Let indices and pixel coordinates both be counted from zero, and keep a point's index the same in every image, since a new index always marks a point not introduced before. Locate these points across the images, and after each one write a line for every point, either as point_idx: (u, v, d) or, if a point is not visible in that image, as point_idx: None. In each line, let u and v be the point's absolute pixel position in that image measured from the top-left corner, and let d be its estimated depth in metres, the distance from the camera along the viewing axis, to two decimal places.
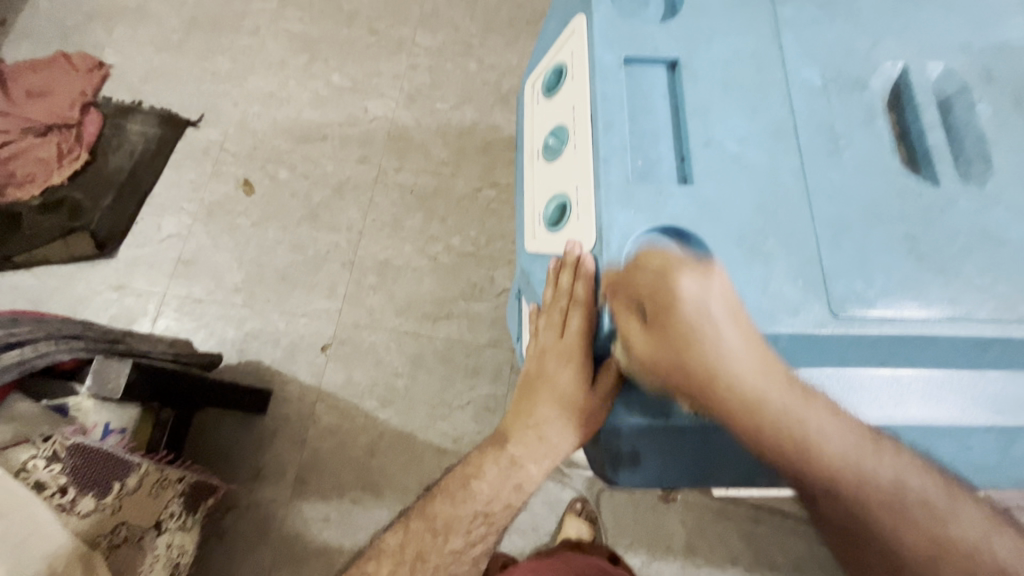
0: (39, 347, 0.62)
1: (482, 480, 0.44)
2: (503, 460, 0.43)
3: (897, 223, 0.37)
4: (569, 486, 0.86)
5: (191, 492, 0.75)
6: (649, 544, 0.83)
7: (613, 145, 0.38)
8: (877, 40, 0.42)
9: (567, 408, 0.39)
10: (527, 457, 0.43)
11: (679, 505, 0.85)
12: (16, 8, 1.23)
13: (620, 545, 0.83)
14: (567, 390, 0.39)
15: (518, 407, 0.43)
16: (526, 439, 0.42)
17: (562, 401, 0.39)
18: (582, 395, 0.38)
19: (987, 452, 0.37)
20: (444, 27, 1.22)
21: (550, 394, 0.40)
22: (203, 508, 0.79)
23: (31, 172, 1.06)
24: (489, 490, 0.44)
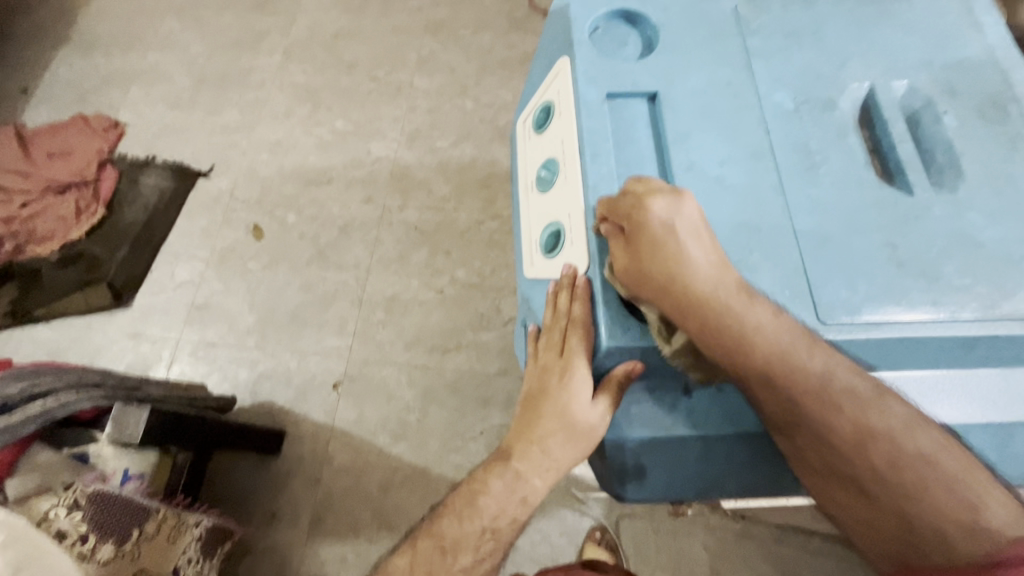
0: (61, 398, 0.64)
1: (489, 495, 0.45)
2: (508, 474, 0.44)
3: (874, 232, 0.39)
4: (586, 513, 0.85)
5: (209, 537, 0.74)
6: (671, 570, 0.82)
7: (601, 173, 0.41)
8: (844, 64, 0.45)
9: (571, 425, 0.40)
10: (531, 471, 0.43)
11: (700, 528, 0.84)
12: (37, 76, 1.31)
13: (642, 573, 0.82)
14: (568, 407, 0.40)
15: (521, 425, 0.44)
16: (529, 454, 0.43)
17: (565, 418, 0.40)
18: (583, 411, 0.40)
19: (986, 448, 0.38)
20: (440, 70, 1.28)
21: (552, 411, 0.41)
22: (220, 555, 0.78)
23: (51, 229, 1.11)
24: (496, 505, 0.44)
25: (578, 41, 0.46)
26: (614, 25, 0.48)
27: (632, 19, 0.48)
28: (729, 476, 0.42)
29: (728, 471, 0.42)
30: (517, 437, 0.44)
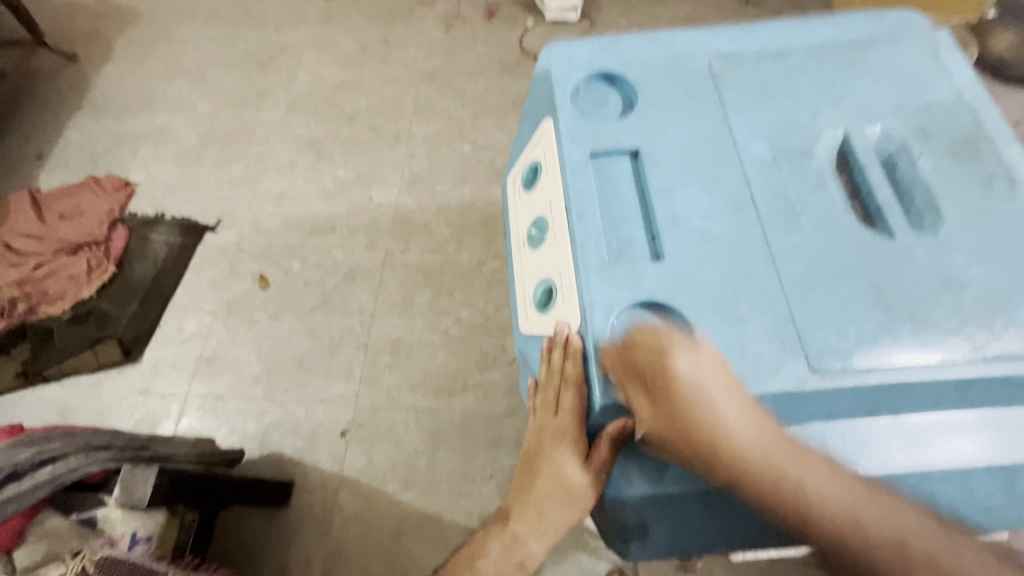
0: (71, 462, 0.65)
1: (487, 560, 0.46)
2: (505, 538, 0.45)
3: (860, 277, 0.40)
4: (602, 555, 0.83)
5: None
6: None
7: (588, 231, 0.42)
8: (818, 113, 0.46)
9: (567, 485, 0.41)
10: (529, 533, 0.44)
11: (722, 566, 0.81)
12: (52, 142, 1.36)
13: None
14: (564, 467, 0.41)
15: (520, 484, 0.44)
16: (525, 515, 0.44)
17: (561, 478, 0.41)
18: (578, 472, 0.40)
19: (992, 491, 0.38)
20: (438, 116, 1.33)
21: (549, 471, 0.42)
22: None
23: (63, 289, 1.14)
24: (495, 571, 0.46)
25: (560, 105, 0.48)
26: (595, 86, 0.50)
27: (612, 80, 0.50)
28: (731, 524, 0.42)
29: (728, 522, 0.42)
30: (516, 495, 0.44)
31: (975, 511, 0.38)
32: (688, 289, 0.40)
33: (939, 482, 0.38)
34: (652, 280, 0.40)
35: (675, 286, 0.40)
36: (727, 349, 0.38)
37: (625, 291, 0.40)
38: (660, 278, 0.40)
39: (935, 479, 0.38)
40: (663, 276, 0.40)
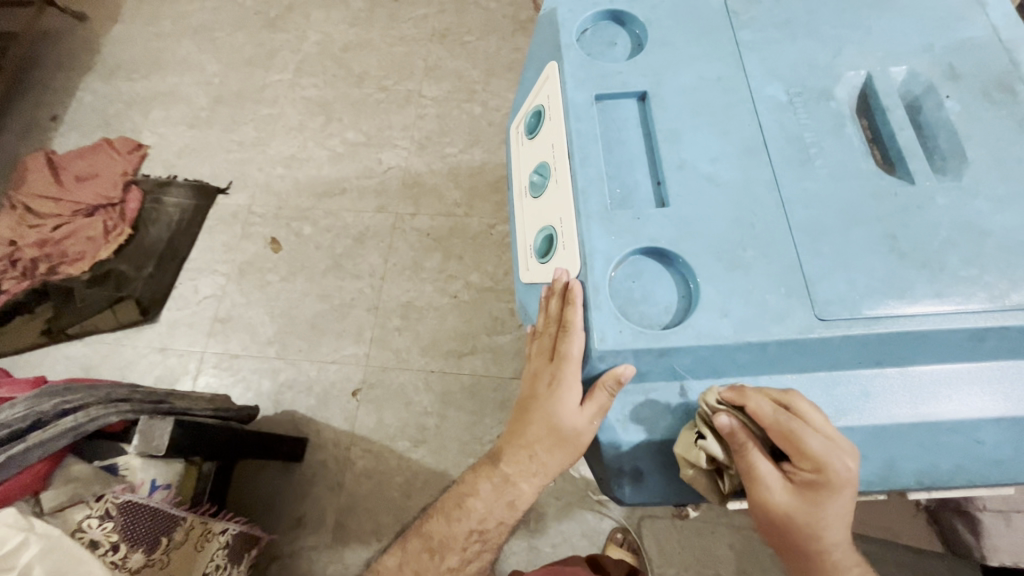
0: (91, 412, 0.64)
1: (477, 498, 0.48)
2: (496, 477, 0.46)
3: (874, 223, 0.38)
4: (607, 516, 0.89)
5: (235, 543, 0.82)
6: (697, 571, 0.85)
7: (591, 176, 0.40)
8: (839, 52, 0.44)
9: (559, 431, 0.41)
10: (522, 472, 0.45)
11: (727, 529, 0.87)
12: (64, 103, 1.36)
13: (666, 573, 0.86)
14: (556, 413, 0.40)
15: (513, 426, 0.45)
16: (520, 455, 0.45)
17: (552, 422, 0.41)
18: (569, 418, 0.40)
19: (1002, 445, 0.36)
20: (448, 77, 1.30)
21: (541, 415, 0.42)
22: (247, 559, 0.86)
23: (82, 250, 1.16)
24: (484, 508, 0.47)
25: (565, 45, 0.46)
26: (602, 27, 0.48)
27: (620, 19, 0.48)
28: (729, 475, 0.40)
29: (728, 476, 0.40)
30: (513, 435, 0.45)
31: (996, 467, 0.36)
32: (692, 235, 0.38)
33: (945, 435, 0.36)
34: (656, 226, 0.39)
35: (679, 232, 0.38)
36: (731, 296, 0.37)
37: (628, 237, 0.39)
38: (664, 224, 0.39)
39: (940, 431, 0.36)
40: (668, 222, 0.39)
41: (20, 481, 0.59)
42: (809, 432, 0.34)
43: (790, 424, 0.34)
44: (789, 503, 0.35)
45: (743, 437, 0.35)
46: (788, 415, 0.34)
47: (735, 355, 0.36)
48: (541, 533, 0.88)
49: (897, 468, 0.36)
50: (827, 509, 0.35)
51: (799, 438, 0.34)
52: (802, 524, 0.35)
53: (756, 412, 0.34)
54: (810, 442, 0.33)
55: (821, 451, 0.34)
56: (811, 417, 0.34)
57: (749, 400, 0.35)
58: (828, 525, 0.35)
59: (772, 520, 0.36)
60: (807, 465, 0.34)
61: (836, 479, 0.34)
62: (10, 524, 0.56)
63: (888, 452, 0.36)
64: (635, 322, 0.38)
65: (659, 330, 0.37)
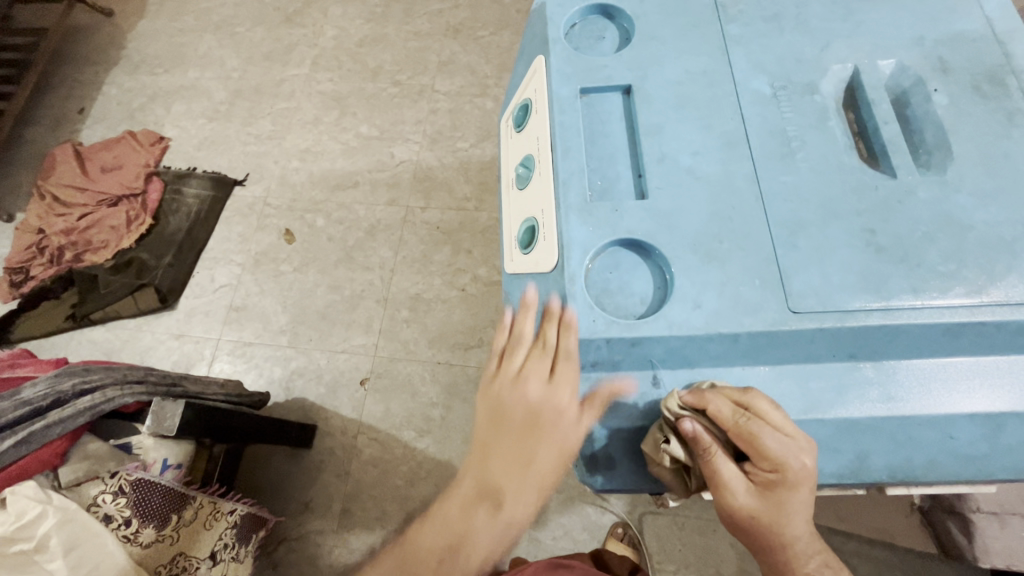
0: (108, 393, 0.67)
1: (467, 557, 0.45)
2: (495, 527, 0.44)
3: (853, 217, 0.38)
4: (608, 511, 0.90)
5: (244, 523, 0.82)
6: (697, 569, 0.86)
7: (572, 168, 0.41)
8: (827, 45, 0.43)
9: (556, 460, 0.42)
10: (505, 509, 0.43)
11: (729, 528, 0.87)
12: (91, 97, 1.41)
13: (666, 569, 0.86)
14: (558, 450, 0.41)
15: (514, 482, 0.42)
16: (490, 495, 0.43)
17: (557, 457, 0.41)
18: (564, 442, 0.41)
19: (974, 441, 0.36)
20: (461, 71, 1.31)
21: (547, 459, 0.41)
22: (254, 541, 0.85)
23: (106, 239, 1.21)
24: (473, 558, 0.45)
25: (553, 40, 0.46)
26: (591, 21, 0.48)
27: (609, 14, 0.48)
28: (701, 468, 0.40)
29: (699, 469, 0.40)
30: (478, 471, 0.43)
31: (969, 464, 0.36)
32: (669, 228, 0.39)
33: (918, 429, 0.36)
34: (634, 218, 0.39)
35: (657, 225, 0.39)
36: (705, 288, 0.37)
37: (605, 228, 0.39)
38: (642, 216, 0.39)
39: (913, 425, 0.36)
40: (646, 214, 0.39)
41: (37, 456, 0.62)
42: (767, 435, 0.34)
43: (749, 427, 0.34)
44: (752, 503, 0.36)
45: (705, 442, 0.36)
46: (747, 417, 0.35)
47: (707, 345, 0.37)
48: (542, 525, 0.89)
49: (868, 461, 0.36)
50: (787, 507, 0.36)
51: (757, 440, 0.34)
52: (766, 523, 0.36)
53: (717, 417, 0.35)
54: (769, 444, 0.34)
55: (779, 450, 0.34)
56: (770, 418, 0.35)
57: (709, 403, 0.35)
58: (788, 523, 0.36)
59: (737, 520, 0.37)
60: (766, 464, 0.35)
61: (793, 477, 0.34)
62: (30, 496, 0.58)
63: (860, 444, 0.36)
64: (610, 313, 0.39)
65: (633, 320, 0.37)
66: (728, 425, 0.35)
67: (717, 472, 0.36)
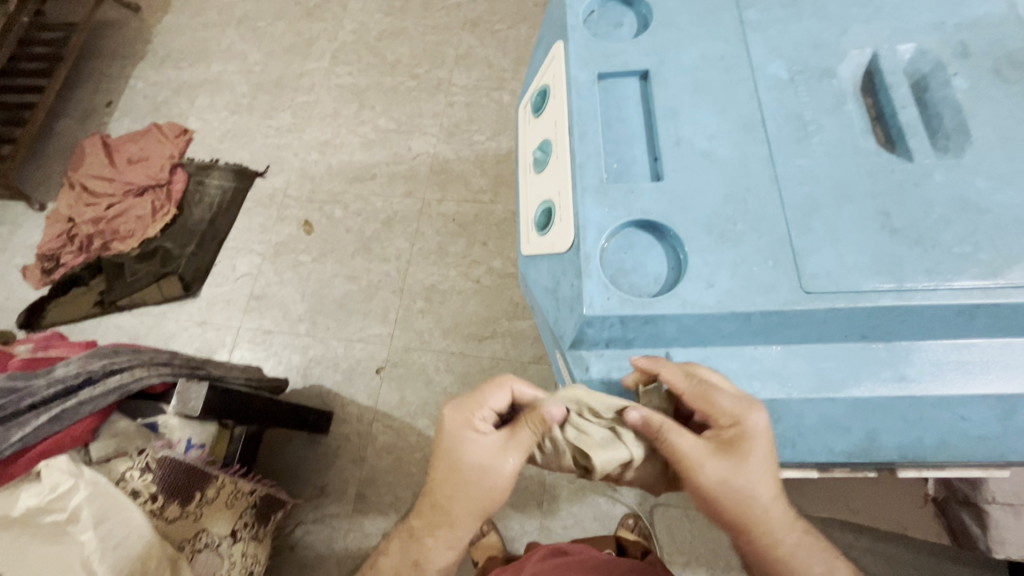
0: (136, 373, 0.69)
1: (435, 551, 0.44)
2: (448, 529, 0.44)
3: (868, 199, 0.38)
4: (619, 501, 0.90)
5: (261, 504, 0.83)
6: (708, 562, 0.86)
7: (589, 151, 0.42)
8: (845, 30, 0.43)
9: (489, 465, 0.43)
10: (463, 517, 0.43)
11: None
12: (119, 90, 1.45)
13: (676, 560, 0.87)
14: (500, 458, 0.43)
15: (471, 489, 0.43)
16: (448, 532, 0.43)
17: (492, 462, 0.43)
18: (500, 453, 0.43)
19: (986, 422, 0.36)
20: (478, 65, 1.32)
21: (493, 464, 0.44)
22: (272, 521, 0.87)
23: (133, 229, 1.24)
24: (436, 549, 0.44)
25: (571, 26, 0.47)
26: (609, 7, 0.49)
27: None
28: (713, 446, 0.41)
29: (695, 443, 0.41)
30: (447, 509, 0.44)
31: (980, 445, 0.36)
32: (684, 209, 0.39)
33: (930, 410, 0.36)
34: (649, 200, 0.40)
35: (672, 206, 0.40)
36: (718, 268, 0.38)
37: (621, 209, 0.40)
38: (657, 198, 0.40)
39: (925, 406, 0.36)
40: (661, 196, 0.40)
41: (70, 432, 0.65)
42: (719, 391, 0.36)
43: (702, 387, 0.36)
44: (718, 470, 0.37)
45: (658, 423, 0.37)
46: (697, 380, 0.37)
47: (719, 324, 0.37)
48: (554, 514, 0.90)
49: (879, 440, 0.37)
50: (750, 467, 0.37)
51: (711, 398, 0.36)
52: (736, 487, 0.37)
53: (671, 385, 0.36)
54: (723, 401, 0.36)
55: (734, 407, 0.36)
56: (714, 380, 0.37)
57: (662, 370, 0.37)
58: (759, 482, 0.37)
59: (710, 493, 0.37)
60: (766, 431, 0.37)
61: (750, 431, 0.36)
62: (63, 469, 0.63)
63: (871, 423, 0.37)
64: (625, 292, 0.39)
65: (647, 299, 0.38)
66: (682, 391, 0.37)
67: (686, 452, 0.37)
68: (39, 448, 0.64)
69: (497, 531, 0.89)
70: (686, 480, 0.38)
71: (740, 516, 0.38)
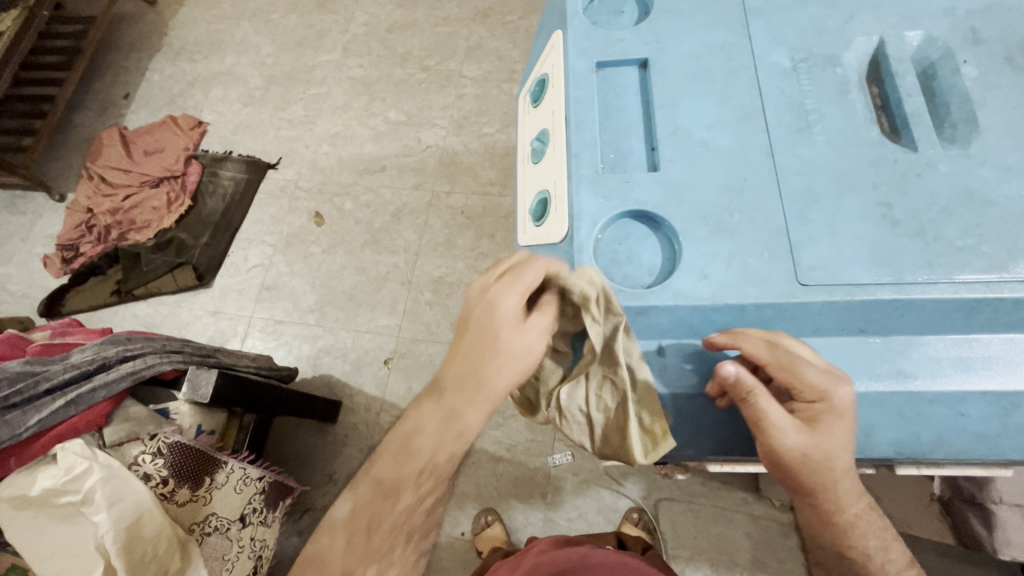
0: (148, 359, 0.71)
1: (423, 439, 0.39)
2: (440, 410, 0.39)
3: (869, 190, 0.37)
4: (624, 495, 0.90)
5: (272, 490, 0.80)
6: (712, 557, 0.86)
7: (584, 141, 0.42)
8: (851, 16, 0.42)
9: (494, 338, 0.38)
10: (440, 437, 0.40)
11: (745, 518, 0.86)
12: (136, 83, 1.48)
13: (681, 555, 0.86)
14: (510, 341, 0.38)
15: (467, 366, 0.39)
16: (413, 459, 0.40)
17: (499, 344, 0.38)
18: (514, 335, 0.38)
19: (986, 420, 0.35)
20: (488, 57, 1.32)
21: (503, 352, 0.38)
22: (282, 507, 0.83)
23: (148, 220, 1.26)
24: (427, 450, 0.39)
25: (570, 14, 0.46)
26: None
27: None
28: (709, 438, 0.39)
29: (684, 436, 0.39)
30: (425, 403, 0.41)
31: (981, 442, 0.35)
32: (680, 200, 0.39)
33: (927, 407, 0.35)
34: (645, 191, 0.39)
35: (668, 197, 0.39)
36: (713, 259, 0.37)
37: (615, 200, 0.40)
38: (653, 189, 0.39)
39: (922, 403, 0.35)
40: (657, 187, 0.39)
41: (84, 416, 0.67)
42: (805, 363, 0.34)
43: (788, 358, 0.34)
44: (800, 441, 0.34)
45: (751, 387, 0.34)
46: (783, 350, 0.34)
47: (714, 316, 0.37)
48: (558, 506, 0.90)
49: (875, 437, 0.36)
50: (835, 440, 0.34)
51: (798, 370, 0.34)
52: (816, 461, 0.35)
53: (754, 355, 0.34)
54: (810, 373, 0.33)
55: (821, 381, 0.33)
56: (803, 351, 0.34)
57: (742, 342, 0.35)
58: (841, 456, 0.34)
59: (790, 466, 0.35)
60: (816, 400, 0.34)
61: (838, 405, 0.33)
62: (77, 452, 0.64)
63: (867, 419, 0.36)
64: (619, 283, 0.39)
65: (641, 289, 0.38)
66: (766, 361, 0.34)
67: (767, 419, 0.34)
68: (55, 431, 0.65)
69: (501, 521, 0.90)
70: (766, 449, 0.35)
71: (810, 485, 0.36)
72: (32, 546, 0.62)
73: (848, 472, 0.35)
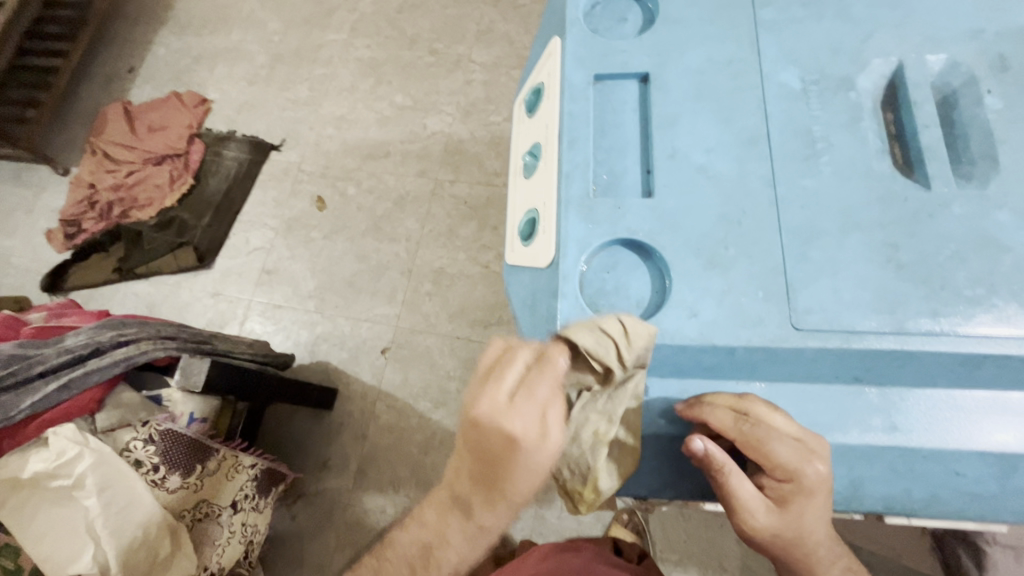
0: (142, 346, 0.67)
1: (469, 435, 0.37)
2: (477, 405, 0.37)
3: (876, 229, 0.35)
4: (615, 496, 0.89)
5: (265, 476, 0.81)
6: (701, 563, 0.84)
7: (576, 161, 0.39)
8: (870, 35, 0.39)
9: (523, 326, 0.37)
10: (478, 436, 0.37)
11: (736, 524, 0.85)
12: (140, 56, 1.45)
13: (668, 559, 0.85)
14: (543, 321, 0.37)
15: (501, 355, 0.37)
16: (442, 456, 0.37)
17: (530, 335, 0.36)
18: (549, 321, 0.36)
19: (983, 479, 0.34)
20: (499, 41, 1.28)
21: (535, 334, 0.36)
22: (275, 493, 0.84)
23: (151, 198, 1.24)
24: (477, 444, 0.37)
25: (570, 21, 0.43)
26: None
27: None
28: (688, 482, 0.39)
29: (663, 479, 0.39)
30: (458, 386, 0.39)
31: (974, 502, 0.34)
32: (674, 229, 0.37)
33: (923, 464, 0.34)
34: (638, 218, 0.37)
35: (661, 227, 0.37)
36: (704, 296, 0.35)
37: (606, 227, 0.37)
38: (646, 216, 0.37)
39: (918, 459, 0.34)
40: (650, 215, 0.37)
41: (76, 401, 0.64)
42: (775, 440, 0.32)
43: (755, 436, 0.32)
44: (770, 521, 0.33)
45: (715, 461, 0.33)
46: (751, 423, 0.33)
47: (703, 358, 0.35)
48: (549, 504, 0.89)
49: (864, 490, 0.35)
50: (806, 517, 0.33)
51: (766, 446, 0.32)
52: (785, 537, 0.34)
53: (719, 429, 0.33)
54: (780, 452, 0.32)
55: (792, 458, 0.32)
56: (772, 422, 0.33)
57: (709, 416, 0.33)
58: (811, 532, 0.34)
59: (763, 540, 0.34)
60: (779, 474, 0.33)
61: (807, 486, 0.32)
62: (69, 437, 0.62)
63: (858, 472, 0.35)
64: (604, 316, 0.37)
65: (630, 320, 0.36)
66: (731, 435, 0.33)
67: (736, 496, 0.33)
68: (46, 415, 0.63)
69: None
70: (737, 523, 0.34)
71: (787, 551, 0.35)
72: (24, 527, 0.61)
73: (819, 539, 0.34)
